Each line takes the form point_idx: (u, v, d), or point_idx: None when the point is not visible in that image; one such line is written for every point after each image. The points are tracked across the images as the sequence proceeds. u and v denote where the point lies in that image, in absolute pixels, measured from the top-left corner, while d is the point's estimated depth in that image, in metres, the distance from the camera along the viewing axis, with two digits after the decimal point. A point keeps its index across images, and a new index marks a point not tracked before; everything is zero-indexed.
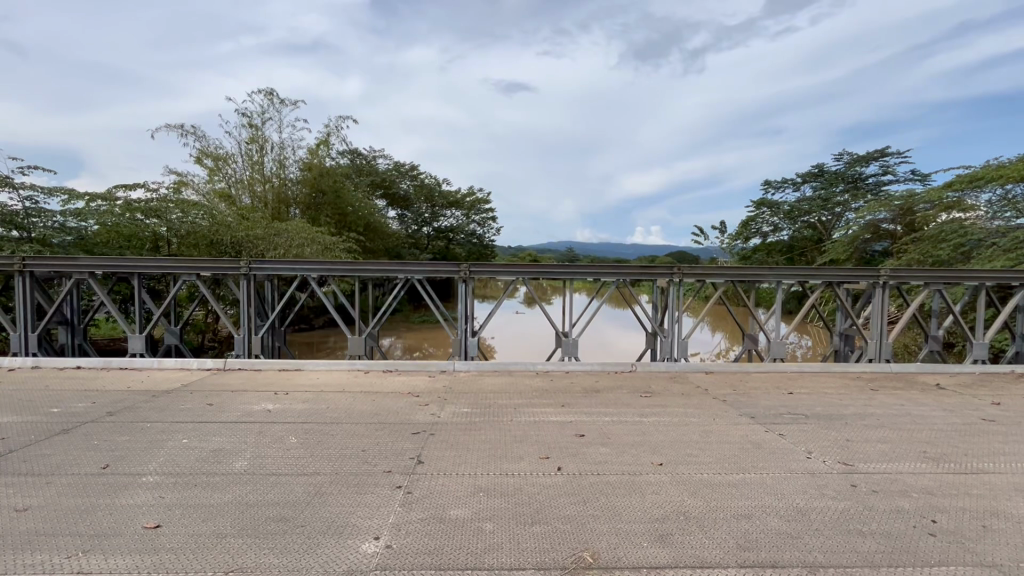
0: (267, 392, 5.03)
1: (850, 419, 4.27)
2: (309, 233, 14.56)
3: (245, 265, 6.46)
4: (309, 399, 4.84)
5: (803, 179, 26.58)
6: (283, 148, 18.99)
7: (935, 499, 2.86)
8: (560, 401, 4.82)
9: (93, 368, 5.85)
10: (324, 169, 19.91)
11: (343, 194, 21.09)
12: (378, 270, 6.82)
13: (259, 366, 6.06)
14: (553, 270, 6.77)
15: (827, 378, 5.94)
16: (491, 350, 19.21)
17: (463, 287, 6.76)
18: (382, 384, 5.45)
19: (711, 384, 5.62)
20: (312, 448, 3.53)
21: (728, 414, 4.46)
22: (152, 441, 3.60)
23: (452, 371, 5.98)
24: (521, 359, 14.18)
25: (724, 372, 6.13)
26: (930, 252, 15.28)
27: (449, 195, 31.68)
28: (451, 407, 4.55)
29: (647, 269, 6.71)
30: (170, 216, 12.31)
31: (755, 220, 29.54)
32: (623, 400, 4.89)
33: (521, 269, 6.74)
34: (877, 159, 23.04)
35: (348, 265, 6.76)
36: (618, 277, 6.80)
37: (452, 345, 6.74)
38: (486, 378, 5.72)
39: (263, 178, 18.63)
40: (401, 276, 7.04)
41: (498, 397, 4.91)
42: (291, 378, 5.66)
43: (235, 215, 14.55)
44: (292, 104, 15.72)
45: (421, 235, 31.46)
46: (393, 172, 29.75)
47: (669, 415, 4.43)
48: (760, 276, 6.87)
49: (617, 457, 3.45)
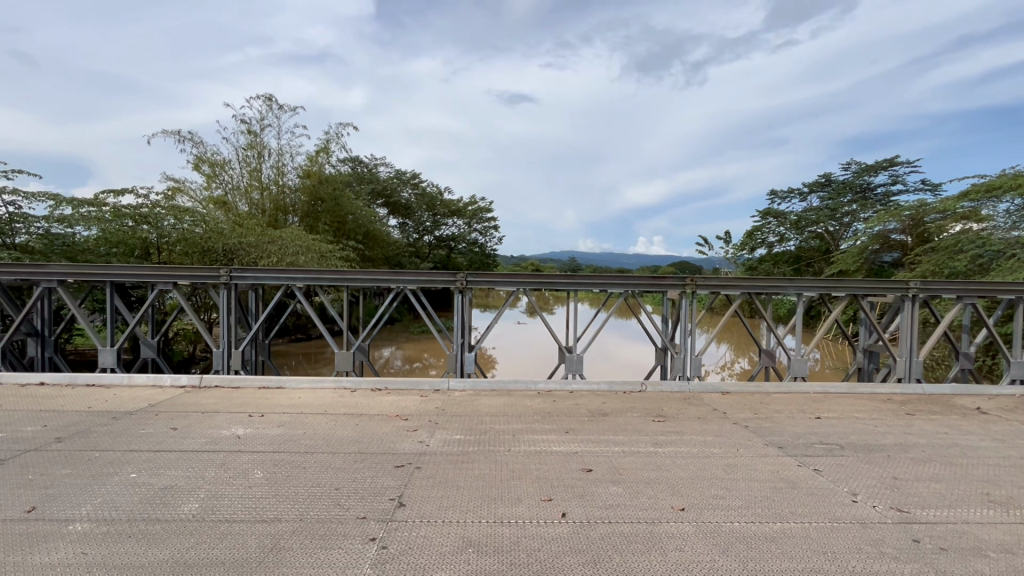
0: (239, 413, 4.57)
1: (893, 453, 3.76)
2: (306, 240, 14.17)
3: (225, 273, 6.01)
4: (286, 422, 4.37)
5: (810, 189, 26.14)
6: (281, 155, 18.68)
7: (1019, 560, 2.37)
8: (563, 426, 4.33)
9: (56, 385, 5.39)
10: (323, 177, 19.55)
11: (343, 202, 20.67)
12: (369, 279, 6.35)
13: (237, 384, 5.59)
14: (555, 281, 6.30)
15: (854, 399, 5.44)
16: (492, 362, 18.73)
17: (460, 298, 6.28)
18: (369, 405, 4.98)
19: (729, 406, 5.12)
20: (279, 486, 3.05)
21: (752, 444, 3.97)
22: (95, 476, 3.13)
23: (446, 390, 5.51)
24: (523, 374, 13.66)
25: (742, 393, 5.63)
26: (947, 263, 14.77)
27: (451, 203, 31.27)
28: (442, 434, 4.07)
29: (657, 280, 6.23)
30: (162, 223, 11.94)
31: (760, 230, 29.12)
32: (634, 425, 4.40)
33: (521, 280, 6.27)
34: (886, 169, 22.65)
35: (337, 274, 6.31)
36: (627, 289, 6.32)
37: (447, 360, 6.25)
38: (482, 398, 5.24)
39: (260, 186, 18.29)
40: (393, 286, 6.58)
41: (495, 422, 4.42)
42: (270, 397, 5.18)
43: (231, 221, 14.18)
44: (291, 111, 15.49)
45: (422, 244, 31.08)
46: (393, 180, 29.41)
47: (687, 445, 3.94)
48: (779, 288, 6.37)
49: (631, 500, 2.96)
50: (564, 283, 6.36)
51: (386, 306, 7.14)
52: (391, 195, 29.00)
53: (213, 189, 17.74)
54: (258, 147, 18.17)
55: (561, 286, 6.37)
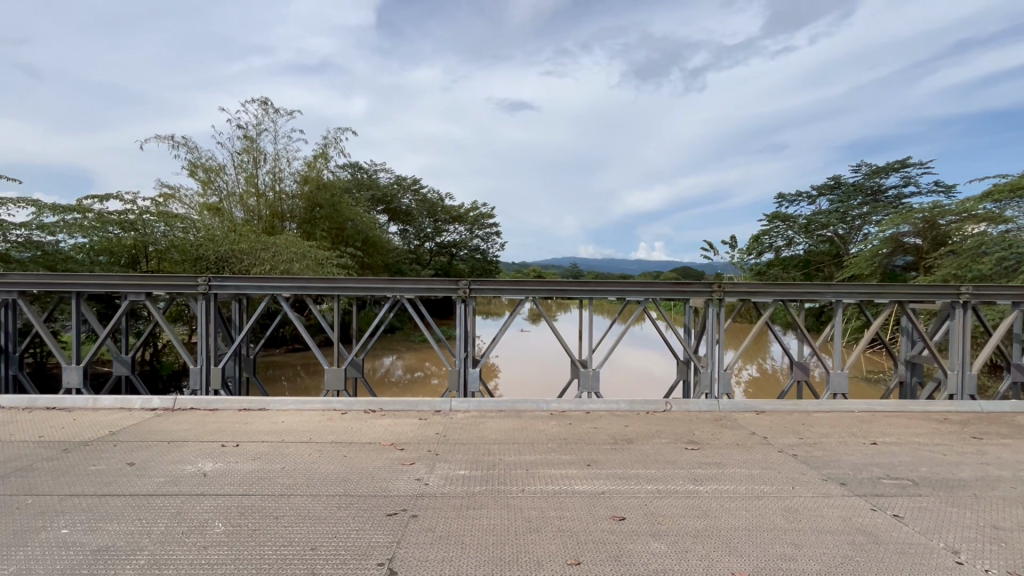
0: (211, 442, 3.99)
1: (980, 492, 3.17)
2: (301, 247, 13.62)
3: (202, 281, 5.42)
4: (264, 454, 3.78)
5: (818, 192, 25.60)
6: (278, 160, 18.18)
7: None
8: (584, 457, 3.74)
9: (12, 409, 4.82)
10: (322, 182, 19.04)
11: (342, 208, 20.15)
12: (362, 289, 5.76)
13: (215, 406, 5.01)
14: (568, 289, 5.71)
15: (906, 419, 4.85)
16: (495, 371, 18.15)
17: (462, 308, 5.68)
18: (361, 431, 4.39)
19: (768, 429, 4.53)
20: (242, 547, 2.47)
21: (809, 479, 3.37)
22: (17, 533, 2.55)
23: (447, 412, 4.93)
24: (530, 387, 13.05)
25: (779, 413, 5.03)
26: (970, 267, 14.20)
27: (452, 209, 30.81)
28: (444, 470, 3.49)
29: (680, 287, 5.63)
30: (151, 230, 11.38)
31: (767, 234, 28.57)
32: (666, 456, 3.81)
33: (530, 287, 5.68)
34: (898, 170, 22.11)
35: (327, 283, 5.73)
36: (647, 297, 5.71)
37: (449, 378, 5.65)
38: (488, 421, 4.66)
39: (256, 192, 17.80)
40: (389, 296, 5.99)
41: (504, 453, 3.84)
42: (250, 421, 4.60)
43: (227, 228, 13.72)
44: (289, 115, 15.06)
45: (423, 251, 30.54)
46: (394, 186, 28.94)
47: (732, 482, 3.35)
48: (816, 294, 5.75)
49: (681, 564, 2.36)
50: (578, 291, 5.73)
51: (383, 317, 6.53)
52: (391, 202, 28.52)
53: (208, 195, 17.28)
54: (256, 152, 17.71)
55: (574, 295, 5.74)
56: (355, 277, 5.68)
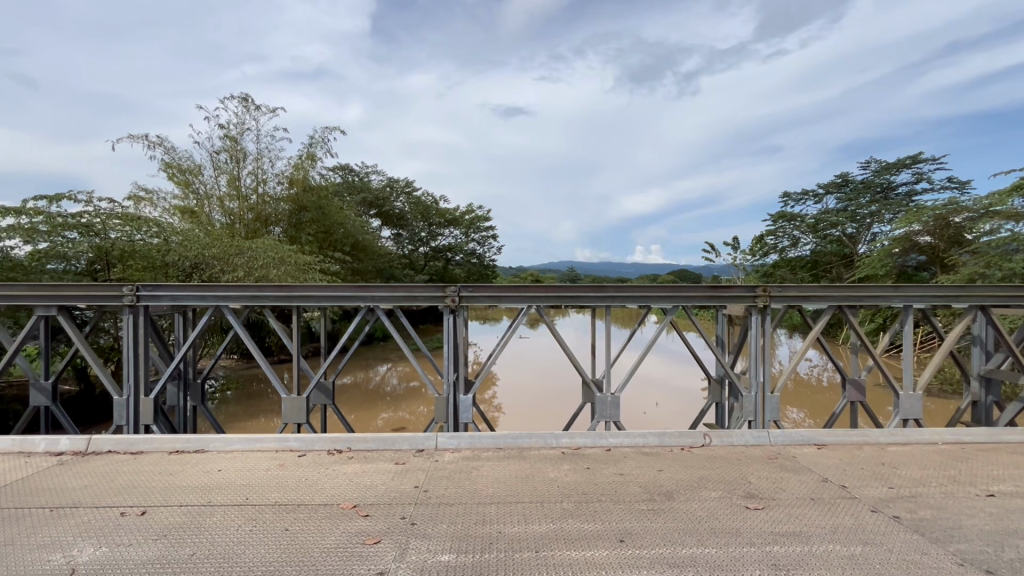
0: (112, 509, 2.97)
1: None
2: (280, 250, 12.55)
3: (127, 291, 4.35)
4: (175, 527, 2.76)
5: (825, 191, 24.82)
6: (261, 160, 17.16)
7: None
8: (614, 528, 2.74)
9: None
10: (308, 184, 18.05)
11: (329, 212, 19.15)
12: (327, 299, 4.70)
13: (141, 448, 3.98)
14: (580, 296, 4.68)
15: (1007, 454, 3.88)
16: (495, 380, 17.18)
17: (450, 322, 4.64)
18: (321, 483, 3.38)
19: (842, 472, 3.54)
20: None
21: (935, 565, 2.39)
22: None
23: (433, 452, 3.96)
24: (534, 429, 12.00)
25: (845, 447, 4.06)
26: (998, 265, 13.33)
27: (446, 212, 29.84)
28: (420, 555, 2.48)
29: (718, 292, 4.57)
30: (111, 234, 10.32)
31: (772, 234, 27.75)
32: (724, 522, 2.81)
33: (534, 295, 4.67)
34: (908, 167, 21.40)
35: (284, 291, 4.63)
36: (678, 305, 4.66)
37: (436, 407, 4.62)
38: (485, 467, 3.66)
39: (238, 195, 16.80)
40: (363, 307, 4.92)
41: (506, 521, 2.84)
42: (176, 471, 3.58)
43: (206, 233, 12.82)
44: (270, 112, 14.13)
45: (417, 256, 29.54)
46: (386, 189, 27.92)
47: (831, 570, 2.35)
48: (881, 300, 4.71)
49: None
50: (593, 298, 4.66)
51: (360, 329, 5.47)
52: (384, 205, 27.54)
53: (186, 198, 16.30)
54: (240, 153, 16.70)
55: (590, 302, 4.68)
56: (323, 285, 4.61)
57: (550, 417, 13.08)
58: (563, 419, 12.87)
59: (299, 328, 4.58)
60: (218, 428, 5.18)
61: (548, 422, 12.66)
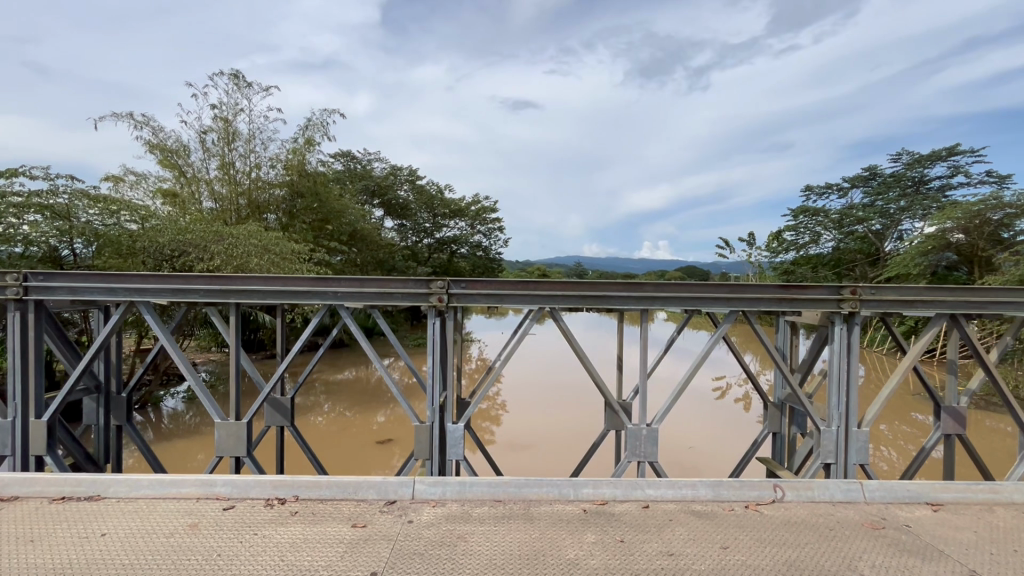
0: None
1: None
2: (263, 238, 11.36)
3: (10, 282, 3.27)
4: None
5: (851, 184, 23.51)
6: (254, 143, 16.13)
7: None
8: None
9: None
10: (305, 169, 17.02)
11: (327, 199, 18.13)
12: (274, 296, 3.55)
13: (16, 493, 2.97)
14: (607, 296, 3.52)
15: None
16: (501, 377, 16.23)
17: (434, 329, 3.49)
18: (237, 563, 2.35)
19: (987, 560, 2.46)
20: None
21: None
22: None
23: (408, 506, 2.94)
24: (541, 433, 10.95)
25: (968, 508, 2.98)
26: None
27: (451, 203, 28.71)
28: None
29: (794, 296, 3.40)
30: (78, 218, 9.36)
31: (793, 230, 26.47)
32: None
33: (548, 294, 3.52)
34: (944, 159, 20.17)
35: (219, 286, 3.50)
36: (738, 311, 3.50)
37: (416, 440, 3.51)
38: (474, 538, 2.60)
39: (228, 179, 15.77)
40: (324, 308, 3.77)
41: None
42: (45, 535, 2.56)
43: (189, 219, 11.94)
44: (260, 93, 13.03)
45: (421, 248, 28.49)
46: (389, 177, 26.82)
47: None
48: (1008, 309, 3.52)
49: None
50: (625, 297, 3.50)
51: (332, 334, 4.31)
52: (387, 193, 26.53)
53: (173, 180, 15.34)
54: (232, 136, 15.62)
55: (620, 305, 3.52)
56: (272, 275, 3.45)
57: (559, 416, 12.04)
58: (572, 419, 11.85)
59: (235, 328, 3.43)
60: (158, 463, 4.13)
61: (554, 421, 11.67)
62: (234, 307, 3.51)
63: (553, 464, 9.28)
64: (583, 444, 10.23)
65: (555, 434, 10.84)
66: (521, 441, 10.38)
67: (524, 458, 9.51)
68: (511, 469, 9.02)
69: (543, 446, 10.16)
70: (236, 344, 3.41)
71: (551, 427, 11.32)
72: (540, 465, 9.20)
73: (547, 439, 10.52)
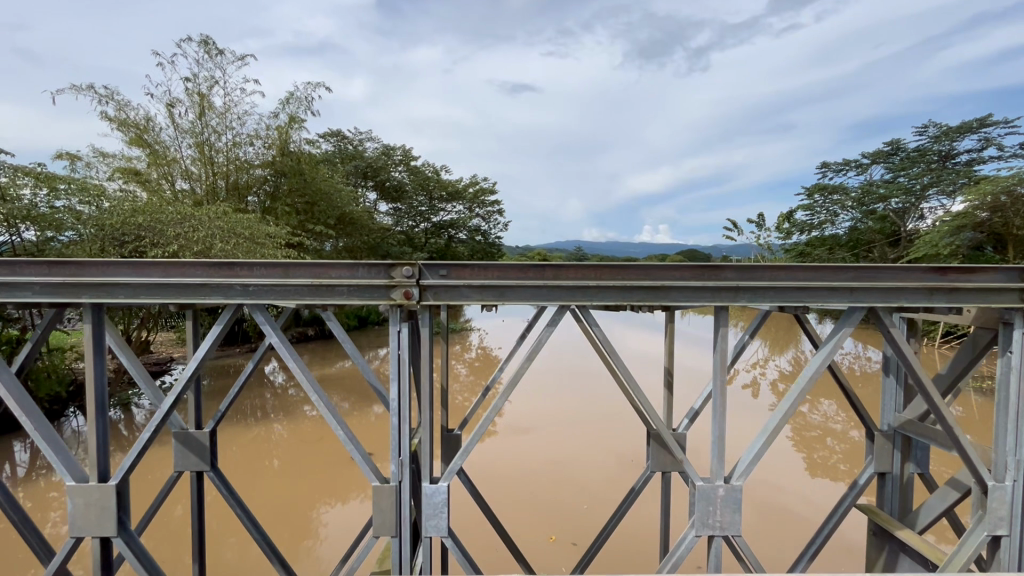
0: None
1: None
2: (233, 220, 10.16)
3: None
4: None
5: (870, 160, 22.18)
6: (235, 119, 14.83)
7: None
8: None
9: None
10: (288, 147, 15.68)
11: (313, 179, 16.82)
12: (144, 294, 2.22)
13: None
14: (667, 288, 2.23)
15: None
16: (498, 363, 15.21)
17: (400, 337, 2.22)
18: None
19: None
20: None
21: None
22: None
23: None
24: (548, 415, 10.04)
25: None
26: None
27: (449, 184, 27.24)
28: None
29: (956, 287, 2.20)
30: (17, 196, 8.14)
31: (808, 209, 25.15)
32: None
33: (573, 286, 2.23)
34: (975, 131, 18.86)
35: (59, 280, 2.21)
36: (866, 310, 2.25)
37: (374, 507, 2.27)
38: None
39: (204, 158, 14.46)
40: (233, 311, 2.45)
41: None
42: None
43: (156, 200, 10.72)
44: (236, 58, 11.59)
45: (416, 232, 27.18)
46: (381, 157, 25.36)
47: None
48: None
49: None
50: (693, 290, 2.23)
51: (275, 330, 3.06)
52: (380, 174, 25.19)
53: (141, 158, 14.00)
54: (207, 111, 14.14)
55: (684, 301, 2.25)
56: (144, 260, 2.18)
57: (569, 398, 11.10)
58: (582, 401, 10.91)
59: (91, 339, 2.21)
60: (45, 550, 2.89)
61: (559, 404, 10.67)
62: (90, 308, 2.24)
63: (553, 450, 8.25)
64: (589, 430, 9.13)
65: (557, 418, 9.77)
66: (521, 426, 9.35)
67: (523, 445, 8.46)
68: (506, 457, 7.97)
69: (546, 431, 9.10)
70: (89, 364, 2.20)
71: (559, 408, 10.39)
72: (538, 452, 8.15)
73: (548, 423, 9.45)
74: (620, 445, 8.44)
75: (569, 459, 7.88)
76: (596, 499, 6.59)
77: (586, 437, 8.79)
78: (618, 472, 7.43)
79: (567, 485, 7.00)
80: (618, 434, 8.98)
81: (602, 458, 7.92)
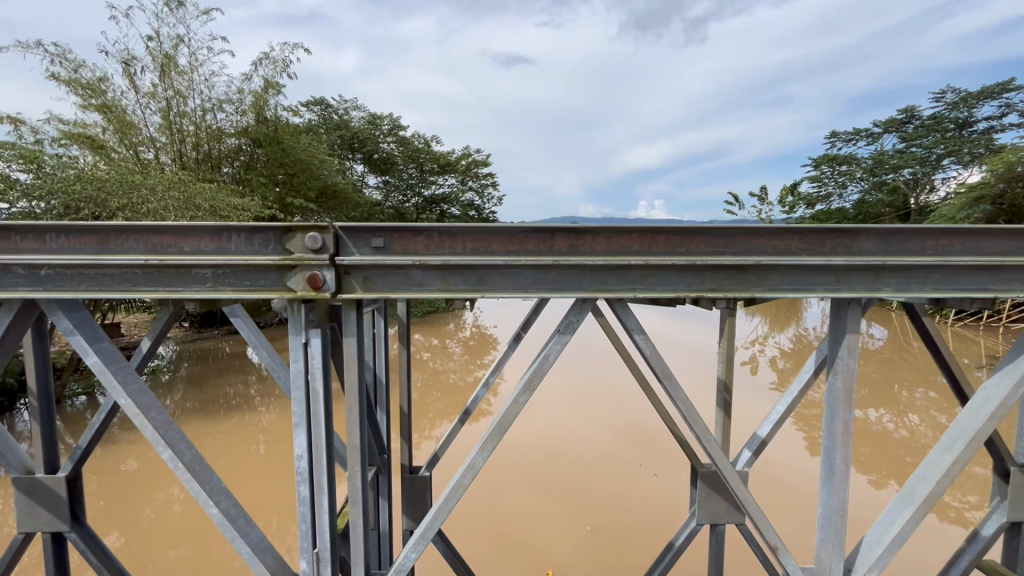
0: None
1: None
2: (190, 189, 9.12)
3: None
4: None
5: (882, 128, 21.12)
6: (204, 81, 13.51)
7: None
8: None
9: None
10: (264, 112, 14.43)
11: (293, 149, 15.63)
12: None
13: None
14: (760, 264, 1.31)
15: None
16: (493, 343, 14.39)
17: (312, 355, 1.31)
18: None
19: None
20: None
21: None
22: None
23: None
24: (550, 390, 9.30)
25: None
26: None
27: (440, 156, 25.86)
28: None
29: None
30: None
31: (814, 181, 24.15)
32: None
33: (602, 261, 1.32)
34: (996, 96, 17.85)
35: None
36: None
37: None
38: None
39: (168, 125, 13.19)
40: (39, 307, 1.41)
41: None
42: None
43: (114, 168, 9.65)
44: (203, 12, 9.09)
45: (406, 207, 25.94)
46: (368, 127, 23.96)
47: None
48: None
49: None
50: (804, 273, 1.32)
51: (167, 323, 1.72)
52: (367, 145, 23.81)
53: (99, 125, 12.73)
54: (172, 72, 12.82)
55: (787, 290, 1.34)
56: None
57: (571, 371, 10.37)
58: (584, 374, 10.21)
59: None
60: None
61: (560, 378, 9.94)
62: None
63: (555, 426, 7.51)
64: (592, 406, 8.41)
65: (558, 394, 9.03)
66: None
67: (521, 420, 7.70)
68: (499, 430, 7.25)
69: (548, 406, 8.36)
70: None
71: (560, 384, 9.61)
72: (537, 427, 7.44)
73: (548, 399, 8.72)
74: (628, 422, 7.66)
75: (567, 434, 7.18)
76: (610, 488, 5.66)
77: (590, 413, 8.03)
78: (621, 451, 6.68)
79: (562, 461, 6.33)
80: (625, 411, 8.21)
81: (607, 434, 7.20)
